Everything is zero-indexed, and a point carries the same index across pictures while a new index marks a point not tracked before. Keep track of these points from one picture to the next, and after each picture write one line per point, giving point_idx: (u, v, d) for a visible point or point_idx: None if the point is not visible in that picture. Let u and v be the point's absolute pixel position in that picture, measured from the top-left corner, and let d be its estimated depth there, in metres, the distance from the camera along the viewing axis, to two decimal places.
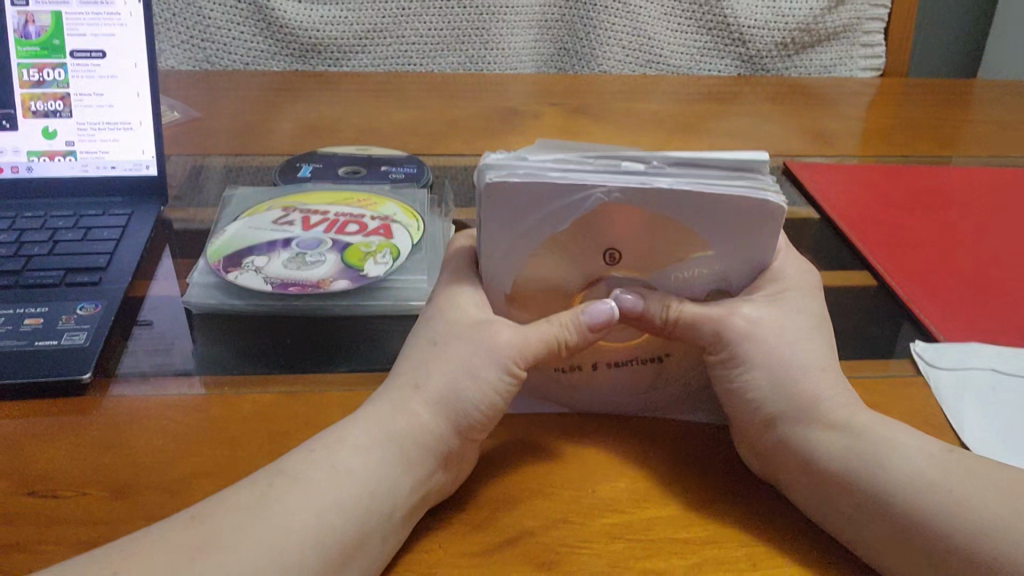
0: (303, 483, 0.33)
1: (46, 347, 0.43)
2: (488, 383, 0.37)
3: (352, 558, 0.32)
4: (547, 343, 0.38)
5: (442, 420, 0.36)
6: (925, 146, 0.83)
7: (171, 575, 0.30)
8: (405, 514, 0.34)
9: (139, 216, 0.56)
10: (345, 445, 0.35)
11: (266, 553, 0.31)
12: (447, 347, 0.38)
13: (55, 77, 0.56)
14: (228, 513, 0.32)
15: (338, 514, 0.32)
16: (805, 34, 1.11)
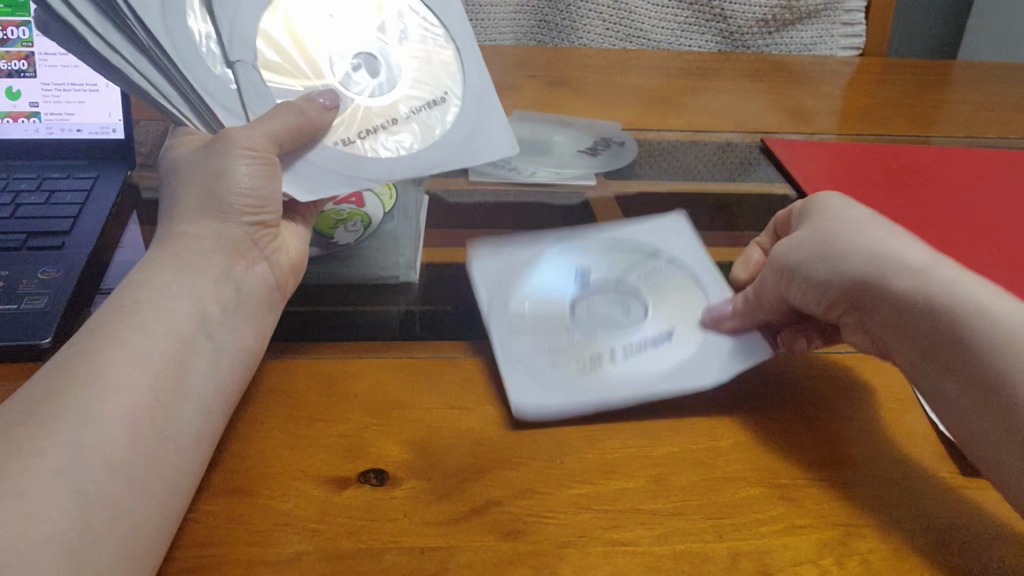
0: (134, 311, 0.36)
1: (5, 311, 0.42)
2: (241, 173, 0.41)
3: (185, 369, 0.36)
4: (286, 120, 0.42)
5: (214, 221, 0.41)
6: (900, 125, 0.83)
7: (29, 411, 0.31)
8: (217, 321, 0.39)
9: (104, 180, 0.55)
10: (158, 274, 0.38)
11: (124, 380, 0.33)
12: (195, 173, 0.42)
13: (18, 35, 0.54)
14: (64, 400, 0.32)
15: (171, 331, 0.36)
16: (787, 12, 1.10)
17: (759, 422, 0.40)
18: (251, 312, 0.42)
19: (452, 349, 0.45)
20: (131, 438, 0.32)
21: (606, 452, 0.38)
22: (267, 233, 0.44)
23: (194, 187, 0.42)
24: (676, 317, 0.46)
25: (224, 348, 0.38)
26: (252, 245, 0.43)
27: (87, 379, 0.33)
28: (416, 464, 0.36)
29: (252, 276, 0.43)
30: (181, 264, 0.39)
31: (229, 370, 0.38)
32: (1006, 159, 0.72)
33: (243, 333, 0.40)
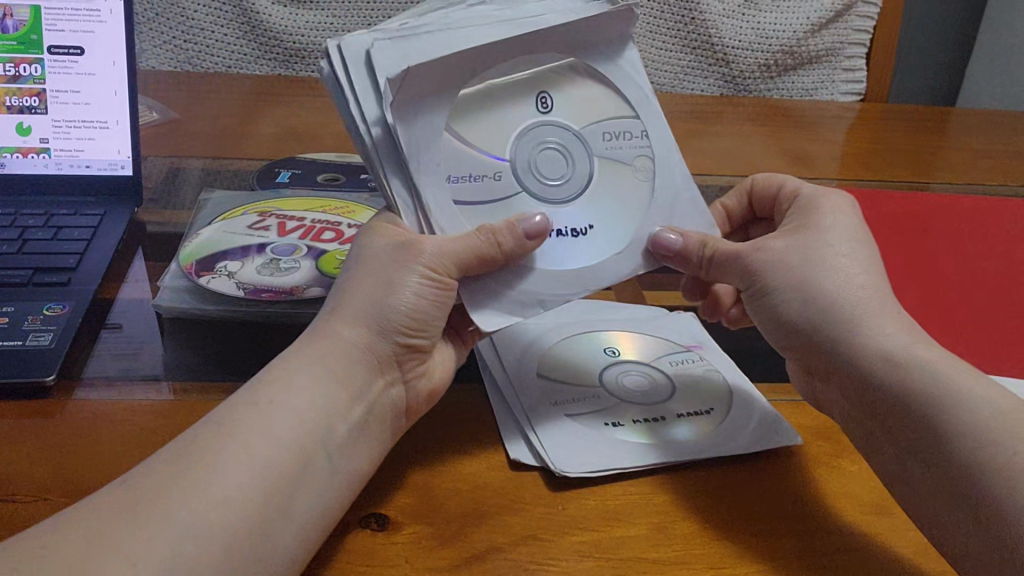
0: (257, 415, 0.32)
1: (9, 348, 0.42)
2: (410, 291, 0.38)
3: (296, 489, 0.32)
4: (477, 244, 0.38)
5: (370, 332, 0.37)
6: (901, 171, 0.84)
7: (126, 510, 0.28)
8: (341, 442, 0.34)
9: (112, 217, 0.55)
10: (291, 371, 0.35)
11: (229, 488, 0.30)
12: (374, 266, 0.38)
13: (30, 73, 0.55)
14: (143, 489, 0.29)
15: (293, 447, 0.32)
16: (788, 57, 1.11)
17: (761, 470, 0.40)
18: (376, 436, 0.37)
19: (455, 391, 0.45)
20: (228, 540, 0.29)
21: (607, 499, 0.38)
22: (415, 355, 0.40)
23: (373, 279, 0.38)
24: (709, 397, 0.45)
25: (340, 471, 0.34)
26: (397, 366, 0.38)
27: (192, 484, 0.29)
28: (416, 508, 0.36)
29: (388, 401, 0.38)
30: (286, 361, 0.36)
31: (336, 495, 0.34)
32: (1005, 207, 0.73)
33: (364, 455, 0.36)
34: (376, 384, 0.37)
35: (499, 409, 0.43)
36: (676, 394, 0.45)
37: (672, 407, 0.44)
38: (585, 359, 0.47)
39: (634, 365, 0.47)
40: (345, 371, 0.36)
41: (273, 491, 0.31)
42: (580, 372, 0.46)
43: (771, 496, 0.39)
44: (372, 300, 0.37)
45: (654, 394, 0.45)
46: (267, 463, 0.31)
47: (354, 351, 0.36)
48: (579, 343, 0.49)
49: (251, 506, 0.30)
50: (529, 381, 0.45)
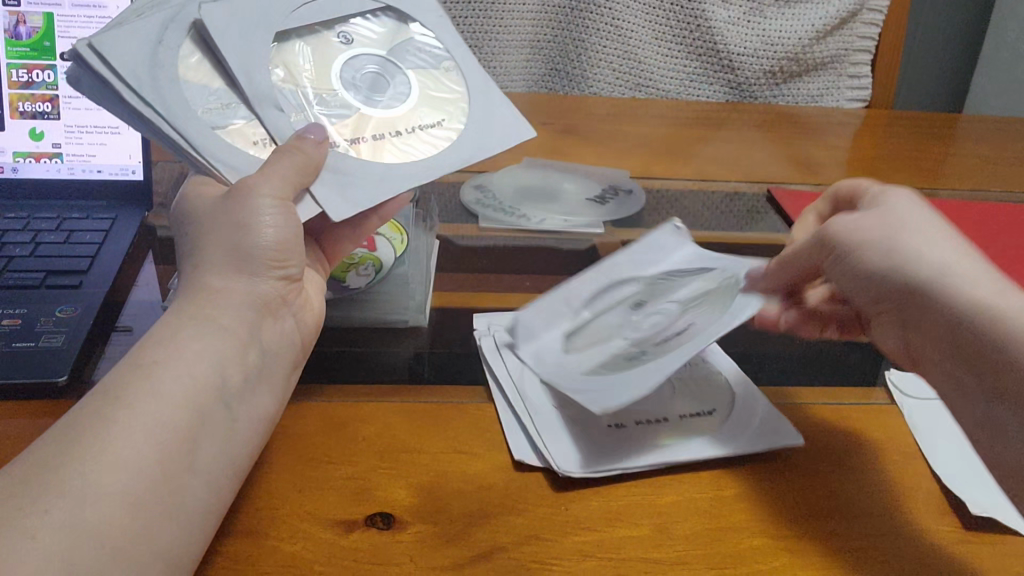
0: (145, 372, 0.34)
1: (23, 349, 0.43)
2: (269, 224, 0.39)
3: (195, 442, 0.33)
4: (297, 159, 0.40)
5: (240, 278, 0.39)
6: (906, 177, 0.84)
7: (26, 487, 0.29)
8: (232, 388, 0.36)
9: (123, 221, 0.56)
10: (173, 328, 0.36)
11: (128, 448, 0.31)
12: (218, 218, 0.40)
13: (43, 79, 0.56)
14: (38, 460, 0.30)
15: (184, 399, 0.33)
16: (794, 64, 1.12)
17: (763, 471, 0.41)
18: (267, 379, 0.39)
19: (461, 393, 0.46)
20: (134, 497, 0.30)
21: (610, 499, 0.38)
22: (289, 287, 0.42)
23: (224, 230, 0.39)
24: (711, 401, 0.45)
25: (234, 418, 0.36)
26: (276, 305, 0.41)
27: (88, 448, 0.30)
28: (422, 507, 0.37)
29: (275, 335, 0.41)
30: (166, 324, 0.36)
31: (233, 445, 0.35)
32: (1010, 213, 0.73)
33: (261, 400, 0.38)
34: (252, 322, 0.39)
35: (504, 409, 0.44)
36: (665, 399, 0.45)
37: (657, 412, 0.44)
38: None
39: None
40: (210, 313, 0.37)
41: (172, 443, 0.32)
42: None
43: (774, 497, 0.39)
44: (230, 246, 0.39)
45: (634, 397, 0.45)
46: (161, 413, 0.32)
47: (220, 298, 0.38)
48: (582, 346, 0.49)
49: (152, 461, 0.31)
50: (535, 381, 0.46)
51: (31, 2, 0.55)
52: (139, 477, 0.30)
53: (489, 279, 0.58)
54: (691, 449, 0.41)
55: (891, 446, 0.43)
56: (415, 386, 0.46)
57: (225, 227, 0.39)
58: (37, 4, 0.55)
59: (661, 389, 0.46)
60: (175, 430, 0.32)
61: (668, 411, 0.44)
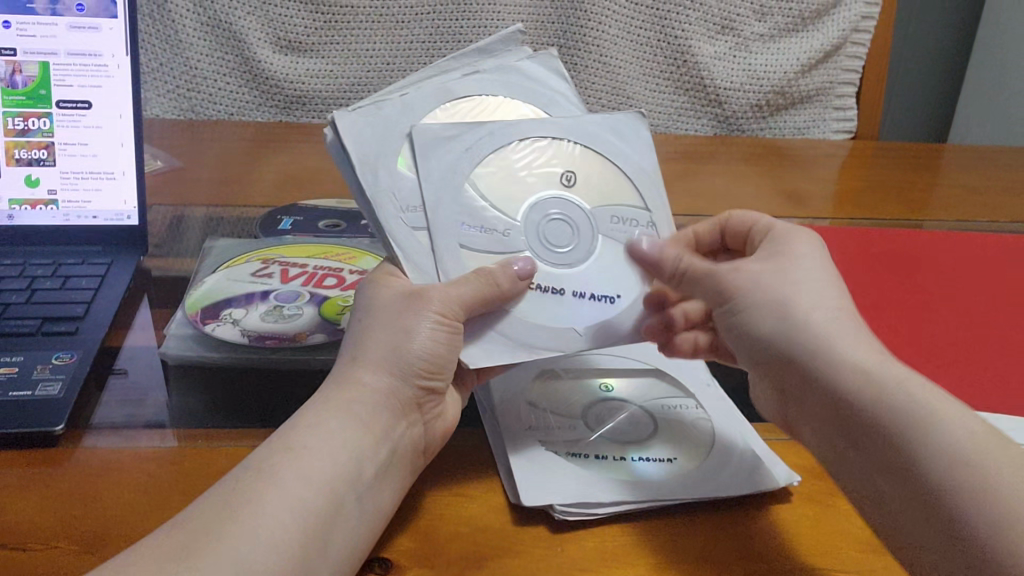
0: (293, 457, 0.35)
1: (19, 397, 0.43)
2: (423, 334, 0.40)
3: (334, 525, 0.34)
4: (478, 285, 0.41)
5: (392, 378, 0.39)
6: (892, 209, 0.85)
7: (177, 554, 0.31)
8: (370, 483, 0.36)
9: (118, 266, 0.57)
10: (319, 417, 0.37)
11: (272, 524, 0.32)
12: (383, 316, 0.41)
13: (38, 127, 0.56)
14: (197, 525, 0.32)
15: (327, 485, 0.35)
16: (780, 97, 1.14)
17: (756, 510, 0.41)
18: (401, 475, 0.39)
19: (455, 434, 0.46)
20: (270, 575, 0.31)
21: (604, 542, 0.38)
22: (433, 399, 0.41)
23: (387, 329, 0.40)
24: (694, 438, 0.46)
25: (369, 508, 0.36)
26: (416, 408, 0.40)
27: (240, 523, 0.32)
28: (417, 553, 0.37)
29: (410, 442, 0.40)
30: (321, 405, 0.38)
31: (367, 535, 0.36)
32: (995, 244, 0.74)
33: (392, 493, 0.38)
34: (404, 428, 0.39)
35: (497, 454, 0.44)
36: (645, 437, 0.46)
37: (632, 450, 0.44)
38: (569, 396, 0.48)
39: (601, 405, 0.48)
40: (366, 408, 0.38)
41: (314, 528, 0.33)
42: (562, 411, 0.47)
43: (767, 535, 0.39)
44: (383, 343, 0.40)
45: (610, 434, 0.45)
46: (302, 495, 0.34)
47: (364, 394, 0.38)
48: (569, 381, 0.50)
49: (292, 540, 0.32)
50: (516, 426, 0.45)
51: (27, 52, 0.56)
52: (280, 555, 0.32)
53: None
54: (693, 489, 0.41)
55: None
56: None
57: (384, 327, 0.40)
58: (33, 53, 0.56)
59: (643, 426, 0.46)
60: (314, 508, 0.34)
61: (651, 451, 0.44)
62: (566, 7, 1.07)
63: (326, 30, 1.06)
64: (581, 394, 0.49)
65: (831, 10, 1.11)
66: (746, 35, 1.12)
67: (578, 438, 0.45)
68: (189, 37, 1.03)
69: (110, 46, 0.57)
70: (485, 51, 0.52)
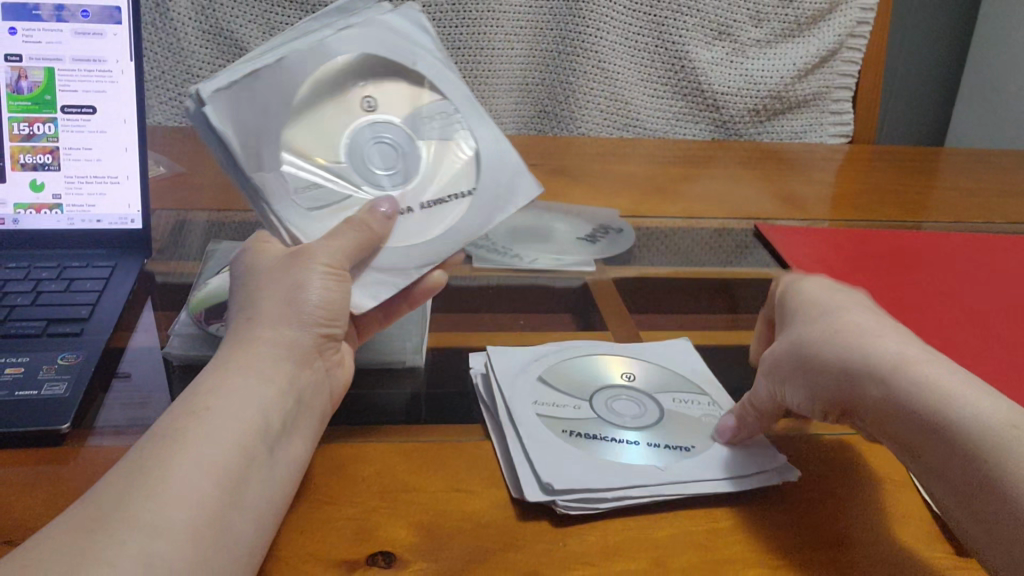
0: (205, 415, 0.35)
1: (25, 397, 0.44)
2: (315, 286, 0.41)
3: (249, 478, 0.34)
4: (356, 235, 0.43)
5: (291, 332, 0.40)
6: (890, 211, 0.86)
7: (97, 523, 0.30)
8: (278, 434, 0.37)
9: (123, 269, 0.57)
10: (223, 377, 0.37)
11: (191, 478, 0.32)
12: (271, 277, 0.42)
13: (43, 131, 0.57)
14: (114, 494, 0.31)
15: (242, 438, 0.35)
16: (777, 102, 1.14)
17: (755, 503, 0.41)
18: (303, 428, 0.40)
19: (457, 432, 0.47)
20: (195, 529, 0.31)
21: (607, 536, 0.39)
22: (328, 348, 0.43)
23: (277, 287, 0.41)
24: (695, 429, 0.46)
25: (278, 463, 0.37)
26: (316, 356, 0.42)
27: (161, 483, 0.32)
28: (422, 546, 0.37)
29: (309, 388, 0.41)
30: (220, 368, 0.38)
31: (280, 486, 0.37)
32: (992, 244, 0.74)
33: (294, 448, 0.39)
34: (300, 377, 0.40)
35: (500, 452, 0.44)
36: (647, 424, 0.46)
37: (632, 434, 0.45)
38: (569, 389, 0.49)
39: (602, 395, 0.48)
40: (263, 359, 0.39)
41: (233, 479, 0.33)
42: (563, 401, 0.48)
43: (766, 528, 0.40)
44: (274, 300, 0.40)
45: (613, 420, 0.46)
46: (222, 448, 0.34)
47: (266, 351, 0.39)
48: (570, 376, 0.50)
49: (214, 494, 0.32)
50: (518, 421, 0.46)
51: (33, 57, 0.56)
52: (203, 506, 0.32)
53: (482, 318, 0.59)
54: (694, 481, 0.42)
55: (878, 472, 0.44)
56: (412, 425, 0.47)
57: (277, 283, 0.41)
58: (39, 59, 0.56)
59: (645, 416, 0.47)
60: (231, 459, 0.34)
61: (653, 437, 0.45)
62: (564, 13, 1.07)
63: None
64: (580, 387, 0.49)
65: (828, 16, 1.12)
66: (743, 41, 1.13)
67: (578, 425, 0.46)
68: (192, 45, 1.04)
69: (115, 51, 0.57)
70: (344, 10, 0.46)
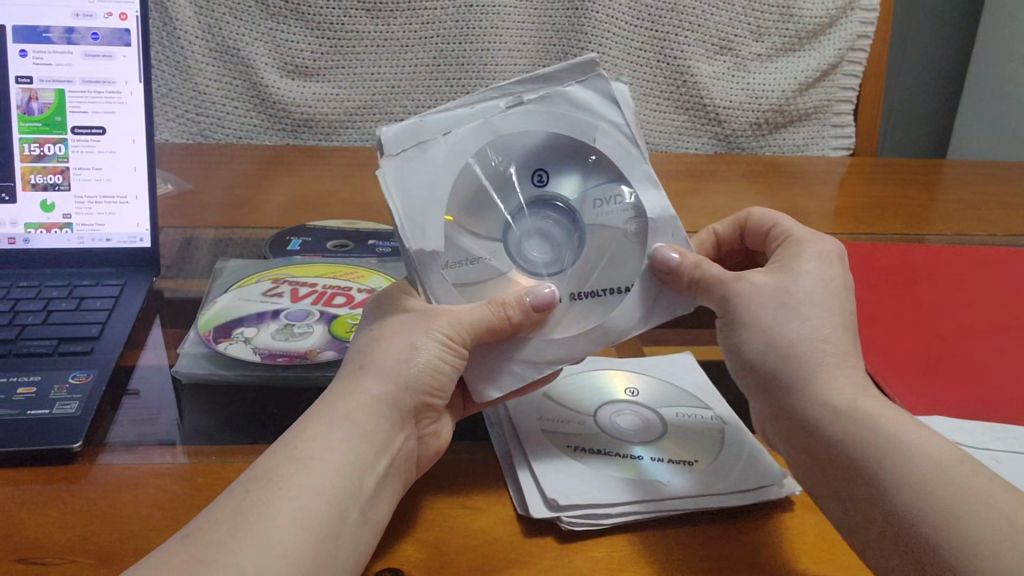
0: (299, 467, 0.35)
1: (38, 416, 0.44)
2: (426, 352, 0.40)
3: (339, 536, 0.34)
4: (484, 316, 0.41)
5: (395, 392, 0.40)
6: (892, 224, 0.86)
7: (186, 568, 0.31)
8: (370, 490, 0.37)
9: (132, 287, 0.58)
10: (323, 427, 0.37)
11: (280, 535, 0.33)
12: (390, 333, 0.41)
13: (53, 152, 0.58)
14: (198, 544, 0.32)
15: (332, 495, 0.35)
16: (779, 116, 1.15)
17: (757, 519, 0.42)
18: (395, 486, 0.39)
19: (462, 448, 0.47)
20: None
21: (613, 552, 0.39)
22: (428, 414, 0.42)
23: (385, 345, 0.41)
24: (699, 442, 0.47)
25: (369, 521, 0.37)
26: (413, 421, 0.41)
27: (248, 534, 0.32)
28: (428, 562, 0.38)
29: (405, 452, 0.41)
30: (319, 419, 0.38)
31: (368, 540, 0.37)
32: (992, 257, 0.75)
33: (388, 506, 0.39)
34: (398, 438, 0.40)
35: (504, 468, 0.45)
36: (649, 437, 0.47)
37: (630, 447, 0.46)
38: (578, 402, 0.50)
39: (606, 407, 0.49)
40: (368, 417, 0.38)
41: (322, 536, 0.34)
42: (566, 414, 0.48)
43: (769, 543, 0.40)
44: (388, 357, 0.40)
45: (614, 434, 0.47)
46: (307, 502, 0.34)
47: (369, 406, 0.39)
48: (578, 387, 0.51)
49: (301, 550, 0.33)
50: (524, 435, 0.47)
51: (43, 80, 0.57)
52: (290, 563, 0.32)
53: None
54: (701, 495, 0.42)
55: None
56: None
57: (391, 345, 0.41)
58: (49, 80, 0.57)
59: (647, 428, 0.48)
60: (317, 513, 0.34)
61: (651, 450, 0.46)
62: (567, 28, 1.09)
63: (330, 53, 1.08)
64: (586, 398, 0.50)
65: (828, 30, 1.13)
66: (745, 55, 1.14)
67: (579, 439, 0.46)
68: (198, 62, 1.05)
69: (124, 72, 0.58)
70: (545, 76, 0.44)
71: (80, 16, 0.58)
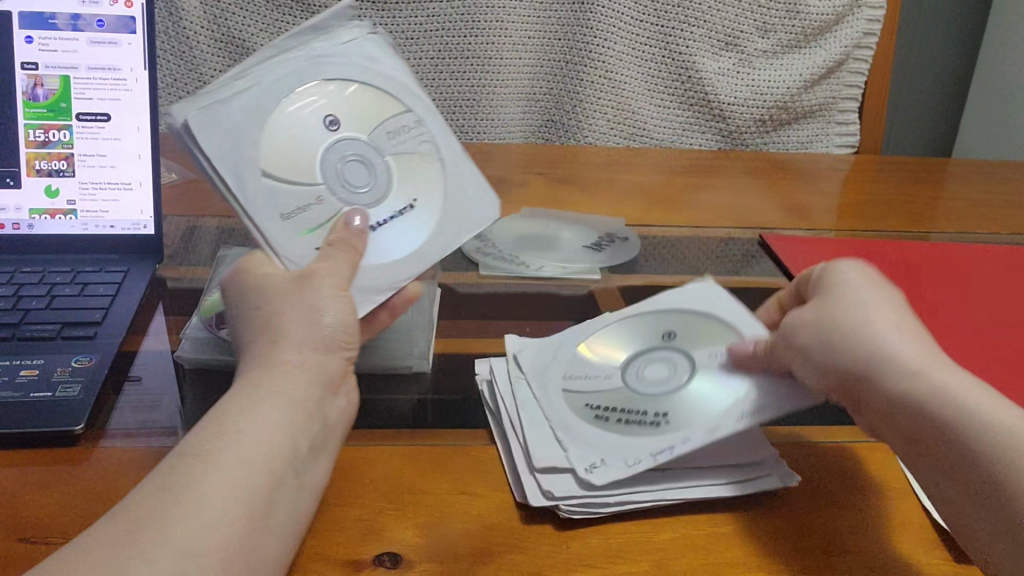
0: (232, 439, 0.35)
1: (40, 398, 0.44)
2: (330, 309, 0.41)
3: (274, 505, 0.34)
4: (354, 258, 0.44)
5: (317, 353, 0.40)
6: (895, 221, 0.86)
7: (122, 543, 0.31)
8: (306, 457, 0.37)
9: (134, 274, 0.58)
10: (250, 399, 0.37)
11: (214, 509, 0.32)
12: (274, 299, 0.41)
13: (58, 138, 0.58)
14: (130, 521, 0.32)
15: (264, 464, 0.35)
16: (784, 112, 1.15)
17: (757, 510, 0.42)
18: (330, 448, 0.40)
19: (462, 436, 0.47)
20: (222, 560, 0.31)
21: (612, 541, 0.39)
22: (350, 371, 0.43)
23: (290, 305, 0.41)
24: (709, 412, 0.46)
25: (306, 486, 0.37)
26: (341, 379, 0.42)
27: (177, 510, 0.32)
28: (427, 547, 0.38)
29: (335, 414, 0.41)
30: (246, 390, 0.38)
31: (307, 506, 0.37)
32: (995, 255, 0.75)
33: (322, 468, 0.39)
34: (325, 400, 0.40)
35: (505, 456, 0.45)
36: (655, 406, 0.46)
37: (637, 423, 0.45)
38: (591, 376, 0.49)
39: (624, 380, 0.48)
40: (252, 384, 0.38)
41: (259, 509, 0.34)
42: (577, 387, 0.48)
43: (768, 532, 0.40)
44: (293, 319, 0.41)
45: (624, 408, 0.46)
46: (246, 475, 0.34)
47: (296, 370, 0.39)
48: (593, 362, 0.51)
49: (236, 523, 0.33)
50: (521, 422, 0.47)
51: (49, 66, 0.57)
52: (229, 538, 0.32)
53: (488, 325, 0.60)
54: (698, 485, 0.42)
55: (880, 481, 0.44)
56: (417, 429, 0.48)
57: (300, 305, 0.41)
58: (55, 67, 0.57)
59: (654, 398, 0.47)
60: (252, 482, 0.34)
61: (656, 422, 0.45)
62: (573, 23, 1.08)
63: None
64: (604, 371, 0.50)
65: (834, 27, 1.13)
66: (751, 51, 1.14)
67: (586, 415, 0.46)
68: (203, 53, 1.05)
69: (129, 60, 0.58)
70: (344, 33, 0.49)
71: (86, 3, 0.58)
